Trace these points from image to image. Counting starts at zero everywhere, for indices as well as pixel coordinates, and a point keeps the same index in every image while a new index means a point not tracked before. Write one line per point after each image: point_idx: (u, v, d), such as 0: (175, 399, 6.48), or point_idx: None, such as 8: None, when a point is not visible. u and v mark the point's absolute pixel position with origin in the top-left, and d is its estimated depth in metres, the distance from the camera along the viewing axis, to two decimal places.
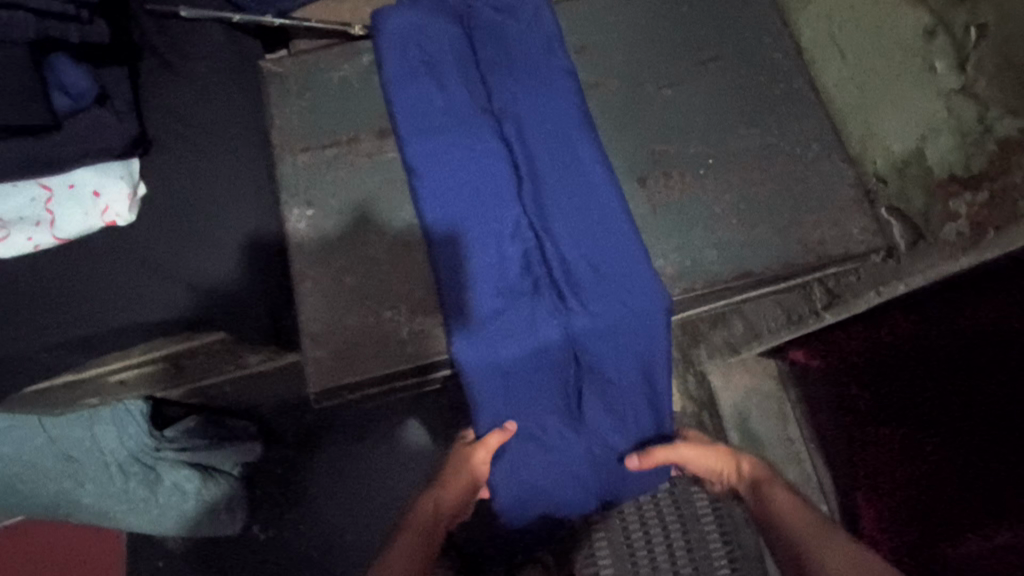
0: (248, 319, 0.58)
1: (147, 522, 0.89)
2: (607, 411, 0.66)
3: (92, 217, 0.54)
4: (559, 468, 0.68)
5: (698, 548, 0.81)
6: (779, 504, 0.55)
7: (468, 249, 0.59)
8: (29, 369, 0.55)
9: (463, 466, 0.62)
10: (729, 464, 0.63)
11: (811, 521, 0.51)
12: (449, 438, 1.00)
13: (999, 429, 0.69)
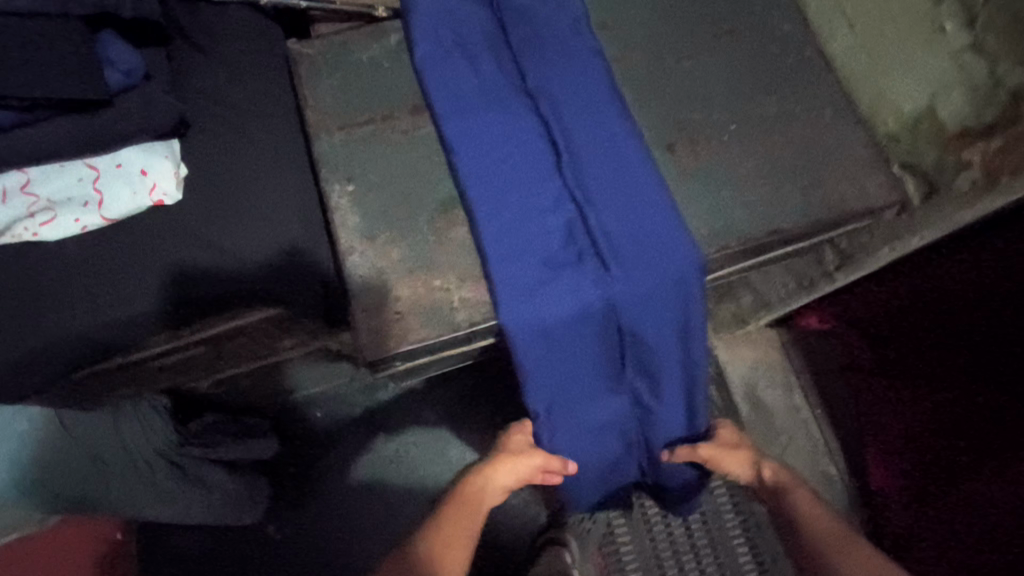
0: (304, 293, 0.60)
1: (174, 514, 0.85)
2: (646, 383, 0.67)
3: (141, 196, 0.54)
4: (601, 438, 0.70)
5: (714, 521, 0.93)
6: (804, 511, 0.60)
7: (511, 220, 0.61)
8: (83, 350, 0.54)
9: (522, 463, 0.69)
10: (748, 469, 0.70)
11: (836, 529, 0.57)
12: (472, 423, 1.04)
13: (1001, 373, 0.81)
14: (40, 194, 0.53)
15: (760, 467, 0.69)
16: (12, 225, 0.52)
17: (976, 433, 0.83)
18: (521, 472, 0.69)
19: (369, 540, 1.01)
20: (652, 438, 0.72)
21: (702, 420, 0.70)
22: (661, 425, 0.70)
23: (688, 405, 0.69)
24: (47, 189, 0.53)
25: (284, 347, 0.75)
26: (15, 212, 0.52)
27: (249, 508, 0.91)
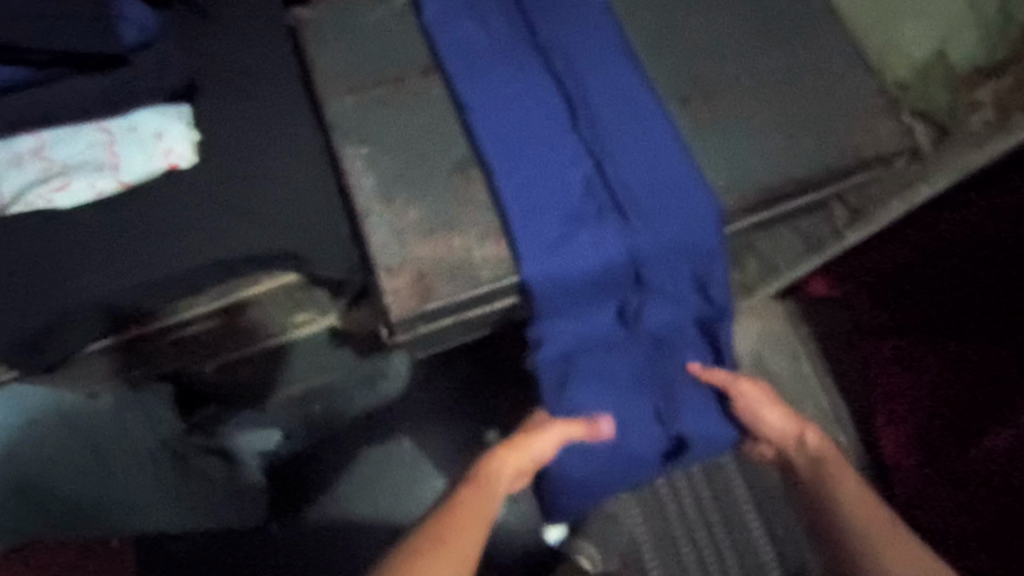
0: (322, 256, 0.57)
1: (164, 519, 0.81)
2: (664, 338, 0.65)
3: (155, 160, 0.52)
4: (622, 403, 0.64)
5: (726, 497, 0.92)
6: (844, 496, 0.58)
7: (528, 175, 0.60)
8: (94, 317, 0.52)
9: (534, 441, 0.61)
10: (792, 433, 0.66)
11: (879, 517, 0.56)
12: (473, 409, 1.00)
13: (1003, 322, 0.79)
14: (52, 157, 0.51)
15: (806, 431, 0.65)
16: (25, 194, 0.50)
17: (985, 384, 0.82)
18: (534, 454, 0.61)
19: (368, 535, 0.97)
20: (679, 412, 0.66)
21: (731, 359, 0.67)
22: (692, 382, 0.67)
23: (714, 349, 0.67)
24: (62, 153, 0.51)
25: (292, 322, 0.74)
26: (28, 177, 0.50)
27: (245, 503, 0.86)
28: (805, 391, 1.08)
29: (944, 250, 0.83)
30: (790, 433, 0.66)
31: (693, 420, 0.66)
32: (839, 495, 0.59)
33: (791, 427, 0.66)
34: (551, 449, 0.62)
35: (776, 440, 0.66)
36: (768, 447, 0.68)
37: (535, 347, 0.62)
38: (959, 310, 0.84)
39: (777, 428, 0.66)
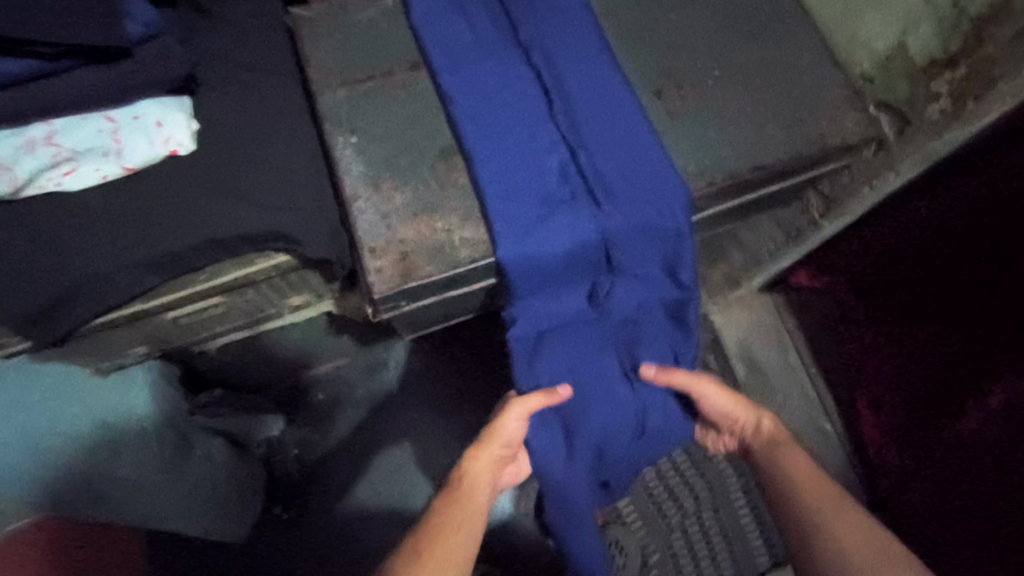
0: (313, 236, 0.61)
1: (173, 500, 0.89)
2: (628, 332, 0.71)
3: (156, 145, 0.56)
4: (584, 375, 0.70)
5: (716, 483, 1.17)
6: (794, 469, 0.63)
7: (507, 162, 0.64)
8: (102, 292, 0.55)
9: (500, 427, 0.66)
10: (748, 418, 0.71)
11: (823, 487, 0.61)
12: (461, 388, 1.25)
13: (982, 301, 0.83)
14: (62, 144, 0.54)
15: (761, 418, 0.71)
16: (36, 178, 0.54)
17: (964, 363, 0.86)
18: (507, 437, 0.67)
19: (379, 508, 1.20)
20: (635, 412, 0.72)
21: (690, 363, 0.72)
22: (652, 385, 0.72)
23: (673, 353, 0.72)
24: (70, 140, 0.55)
25: (288, 305, 0.78)
26: (39, 163, 0.54)
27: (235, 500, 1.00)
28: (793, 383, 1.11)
29: (921, 230, 0.86)
30: (747, 419, 0.71)
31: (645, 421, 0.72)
32: (790, 470, 0.63)
33: (748, 415, 0.71)
34: (521, 426, 0.67)
35: (735, 427, 0.72)
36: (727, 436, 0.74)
37: (507, 324, 0.68)
38: (935, 290, 0.87)
39: (734, 414, 0.71)
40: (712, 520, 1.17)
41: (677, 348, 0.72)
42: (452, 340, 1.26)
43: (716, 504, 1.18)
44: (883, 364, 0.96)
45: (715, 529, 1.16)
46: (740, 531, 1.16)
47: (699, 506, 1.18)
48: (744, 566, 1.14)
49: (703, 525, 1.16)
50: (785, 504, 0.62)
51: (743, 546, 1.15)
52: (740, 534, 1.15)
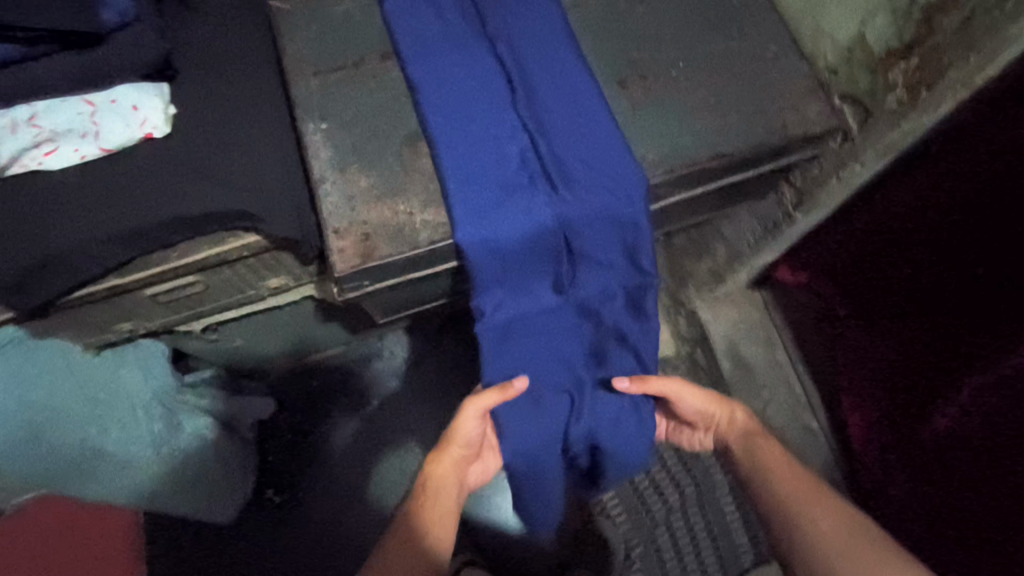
0: (279, 217, 0.64)
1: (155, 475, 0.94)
2: (592, 330, 0.74)
3: (132, 128, 0.60)
4: (551, 362, 0.72)
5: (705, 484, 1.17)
6: (774, 466, 0.67)
7: (468, 148, 0.66)
8: (77, 265, 0.59)
9: (460, 427, 0.69)
10: (723, 412, 0.75)
11: (801, 480, 0.65)
12: (449, 383, 1.34)
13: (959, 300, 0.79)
14: (43, 126, 0.59)
15: (734, 412, 0.75)
16: (19, 157, 0.58)
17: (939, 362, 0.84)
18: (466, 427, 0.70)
19: (373, 493, 1.27)
20: (601, 420, 0.73)
21: (652, 365, 0.74)
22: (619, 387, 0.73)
23: (637, 359, 0.74)
24: (50, 121, 0.59)
25: (266, 288, 0.81)
26: (21, 142, 0.58)
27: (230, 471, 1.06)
28: (778, 378, 1.16)
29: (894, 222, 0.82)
30: (722, 417, 0.76)
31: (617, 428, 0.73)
32: (769, 465, 0.68)
33: (722, 410, 0.75)
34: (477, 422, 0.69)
35: (711, 424, 0.77)
36: (705, 433, 0.79)
37: (477, 315, 0.69)
38: (915, 285, 0.85)
39: (712, 413, 0.76)
40: (698, 517, 1.15)
41: (641, 352, 0.74)
42: (445, 334, 1.37)
43: (701, 501, 1.17)
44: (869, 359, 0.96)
45: (702, 530, 1.15)
46: (724, 527, 1.14)
47: (684, 503, 1.17)
48: (728, 561, 1.13)
49: (688, 522, 1.15)
50: (770, 501, 0.65)
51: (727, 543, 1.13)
52: (725, 531, 1.14)
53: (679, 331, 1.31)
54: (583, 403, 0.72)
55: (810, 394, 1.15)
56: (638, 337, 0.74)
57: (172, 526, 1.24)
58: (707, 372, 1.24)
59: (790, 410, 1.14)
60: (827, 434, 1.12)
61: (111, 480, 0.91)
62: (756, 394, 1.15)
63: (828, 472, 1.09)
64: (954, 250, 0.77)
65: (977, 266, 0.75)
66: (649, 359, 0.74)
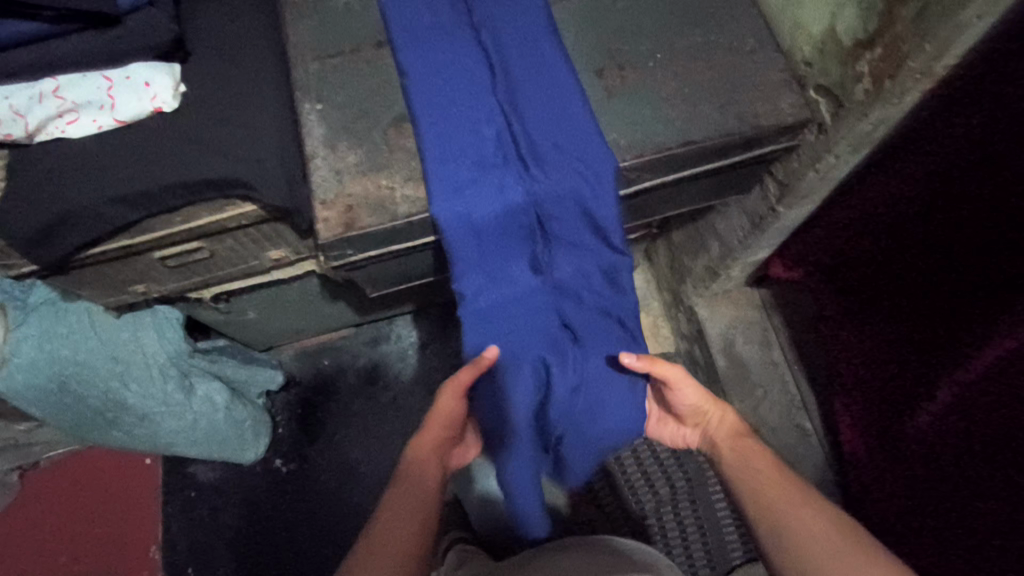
0: (272, 187, 0.69)
1: (178, 424, 1.09)
2: (582, 307, 0.75)
3: (143, 102, 0.67)
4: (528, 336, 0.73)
5: (696, 478, 1.13)
6: (755, 469, 0.69)
7: (447, 129, 0.70)
8: (92, 222, 0.67)
9: (445, 409, 0.72)
10: (716, 412, 0.76)
11: (782, 483, 0.67)
12: (449, 368, 1.39)
13: (942, 290, 0.76)
14: (66, 97, 0.66)
15: (727, 412, 0.76)
16: (45, 124, 0.66)
17: (923, 354, 0.81)
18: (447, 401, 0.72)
19: (371, 470, 1.32)
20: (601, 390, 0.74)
21: (636, 334, 0.76)
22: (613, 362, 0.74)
23: (621, 324, 0.75)
24: (72, 93, 0.66)
25: (268, 259, 0.86)
26: (46, 112, 0.65)
27: (244, 436, 1.20)
28: (774, 378, 1.15)
29: (875, 211, 0.81)
30: (718, 417, 0.76)
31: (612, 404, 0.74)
32: (752, 469, 0.69)
33: (715, 409, 0.76)
34: (457, 403, 0.72)
35: (703, 421, 0.77)
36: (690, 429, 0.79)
37: (458, 299, 0.72)
38: (898, 278, 0.82)
39: (705, 408, 0.76)
40: (688, 511, 1.11)
41: (624, 319, 0.76)
42: (451, 321, 1.42)
43: (693, 497, 1.12)
44: (857, 361, 0.93)
45: (692, 525, 1.10)
46: (716, 524, 1.09)
47: (676, 497, 1.12)
48: (716, 559, 1.08)
49: (678, 515, 1.11)
50: (754, 501, 0.67)
51: (718, 542, 1.08)
52: (716, 529, 1.09)
53: (680, 329, 1.32)
54: (574, 373, 0.73)
55: (805, 394, 1.14)
56: (620, 311, 0.76)
57: (188, 487, 1.32)
58: (704, 368, 1.25)
59: (784, 410, 1.13)
60: (820, 435, 1.11)
61: (140, 424, 1.07)
62: (750, 392, 1.15)
63: (820, 472, 1.08)
64: (938, 241, 0.74)
65: (963, 258, 0.71)
66: (633, 325, 0.76)
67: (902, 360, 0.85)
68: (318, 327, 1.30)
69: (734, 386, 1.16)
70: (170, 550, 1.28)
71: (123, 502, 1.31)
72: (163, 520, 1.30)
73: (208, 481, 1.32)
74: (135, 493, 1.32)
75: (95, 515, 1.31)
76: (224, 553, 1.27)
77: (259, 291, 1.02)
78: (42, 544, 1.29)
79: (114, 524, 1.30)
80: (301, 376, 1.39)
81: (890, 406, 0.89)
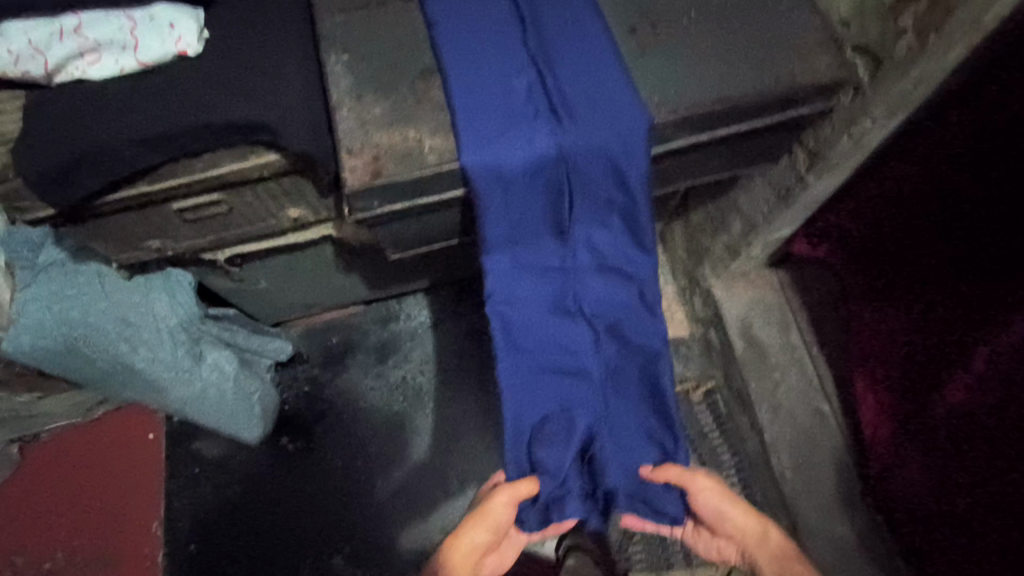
0: (295, 133, 0.67)
1: (187, 390, 1.06)
2: (605, 287, 0.74)
3: (168, 44, 0.65)
4: (542, 285, 0.73)
5: None
6: None
7: (478, 80, 0.69)
8: (111, 161, 0.64)
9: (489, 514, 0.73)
10: (757, 526, 0.80)
11: None
12: (462, 349, 1.37)
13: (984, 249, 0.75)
14: (87, 36, 0.64)
15: (771, 529, 0.80)
16: (65, 64, 0.64)
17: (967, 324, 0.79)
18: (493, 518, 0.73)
19: (381, 449, 1.31)
20: (625, 374, 0.75)
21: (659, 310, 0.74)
22: (634, 343, 0.74)
23: (642, 300, 0.74)
24: (94, 31, 0.64)
25: (286, 218, 0.84)
26: (67, 50, 0.63)
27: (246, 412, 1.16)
28: (790, 360, 1.14)
29: (924, 177, 0.78)
30: (755, 529, 0.81)
31: (641, 395, 0.75)
32: None
33: (757, 524, 0.80)
34: (506, 508, 0.73)
35: (740, 536, 0.81)
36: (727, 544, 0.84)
37: (483, 247, 0.71)
38: (935, 245, 0.80)
39: (737, 524, 0.80)
40: None
41: (646, 293, 0.74)
42: (464, 300, 1.41)
43: None
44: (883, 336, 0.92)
45: None
46: None
47: None
48: None
49: None
50: None
51: None
52: None
53: (695, 312, 1.32)
54: (599, 360, 0.74)
55: (822, 377, 1.13)
56: (644, 284, 0.74)
57: (192, 463, 1.30)
58: (720, 352, 1.24)
59: (801, 393, 1.12)
60: (838, 419, 1.10)
61: (151, 388, 1.05)
62: (767, 374, 1.14)
63: (836, 455, 1.08)
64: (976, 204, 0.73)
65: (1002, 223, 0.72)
66: (655, 303, 0.74)
67: (936, 332, 0.84)
68: (329, 302, 1.28)
69: (751, 369, 1.15)
70: (173, 526, 1.25)
71: (123, 476, 1.29)
72: (165, 496, 1.28)
73: (213, 458, 1.30)
74: (137, 468, 1.30)
75: (96, 490, 1.29)
76: (230, 532, 1.25)
77: (274, 257, 1.00)
78: (44, 517, 1.27)
79: (116, 500, 1.28)
80: (309, 354, 1.38)
81: (915, 379, 0.88)
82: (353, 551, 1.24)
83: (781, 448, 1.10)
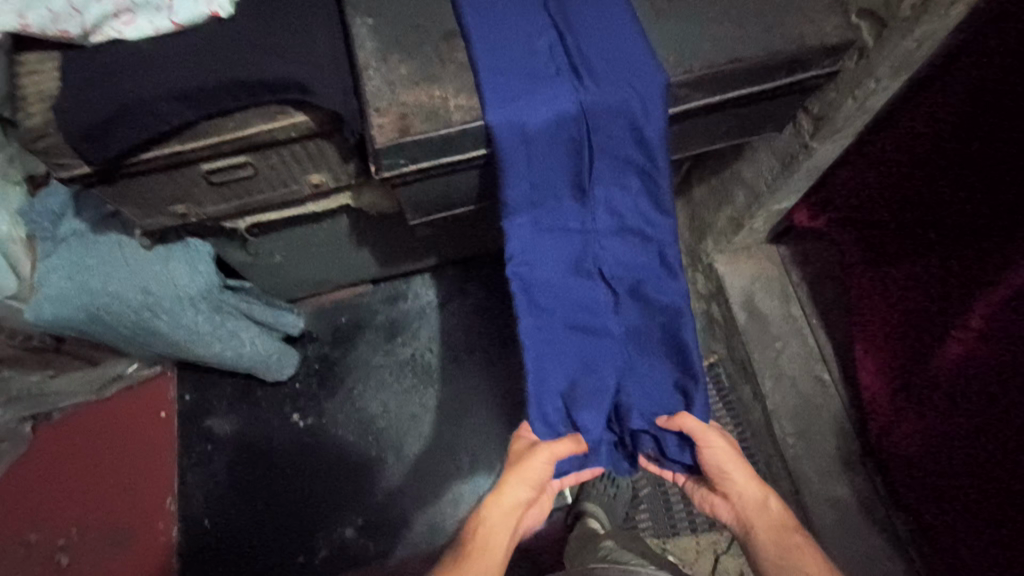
0: (323, 91, 0.69)
1: (208, 349, 1.10)
2: (624, 247, 0.76)
3: (201, 5, 0.67)
4: (562, 246, 0.76)
5: None
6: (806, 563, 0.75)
7: (501, 43, 0.71)
8: (148, 117, 0.66)
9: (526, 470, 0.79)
10: (759, 492, 0.83)
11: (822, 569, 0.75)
12: (469, 327, 1.40)
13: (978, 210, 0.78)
14: None
15: (770, 496, 0.83)
16: (101, 25, 0.66)
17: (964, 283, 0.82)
18: (531, 474, 0.79)
19: (391, 424, 1.32)
20: (643, 330, 0.77)
21: (677, 268, 0.76)
22: (653, 300, 0.76)
23: (661, 258, 0.76)
24: None
25: (307, 184, 0.86)
26: (103, 10, 0.65)
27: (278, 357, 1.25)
28: (792, 330, 1.18)
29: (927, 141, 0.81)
30: (757, 497, 0.83)
31: (659, 351, 0.77)
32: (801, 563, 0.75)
33: (758, 492, 0.83)
34: (542, 464, 0.78)
35: (740, 498, 0.83)
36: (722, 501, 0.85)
37: (505, 210, 0.73)
38: (934, 207, 0.84)
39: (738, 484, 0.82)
40: None
41: (665, 252, 0.76)
42: (470, 279, 1.43)
43: None
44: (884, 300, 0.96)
45: None
46: None
47: None
48: None
49: None
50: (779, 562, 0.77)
51: None
52: None
53: (696, 288, 1.35)
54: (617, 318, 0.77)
55: (823, 345, 1.16)
56: (663, 243, 0.76)
57: (204, 441, 1.31)
58: (722, 325, 1.27)
59: (802, 361, 1.16)
60: (839, 385, 1.13)
61: (175, 347, 1.09)
62: (769, 343, 1.18)
63: (839, 420, 1.11)
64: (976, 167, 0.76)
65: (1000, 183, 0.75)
66: (674, 260, 0.76)
67: (934, 292, 0.87)
68: (339, 280, 1.30)
69: (754, 339, 1.18)
70: (186, 502, 1.27)
71: (136, 455, 1.31)
72: (178, 473, 1.29)
73: (224, 435, 1.32)
74: (149, 446, 1.31)
75: (108, 469, 1.30)
76: (243, 507, 1.26)
77: (291, 227, 1.02)
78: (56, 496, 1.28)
79: (129, 478, 1.29)
80: (318, 334, 1.39)
81: (914, 339, 0.91)
82: (365, 523, 1.25)
83: (784, 414, 1.13)
